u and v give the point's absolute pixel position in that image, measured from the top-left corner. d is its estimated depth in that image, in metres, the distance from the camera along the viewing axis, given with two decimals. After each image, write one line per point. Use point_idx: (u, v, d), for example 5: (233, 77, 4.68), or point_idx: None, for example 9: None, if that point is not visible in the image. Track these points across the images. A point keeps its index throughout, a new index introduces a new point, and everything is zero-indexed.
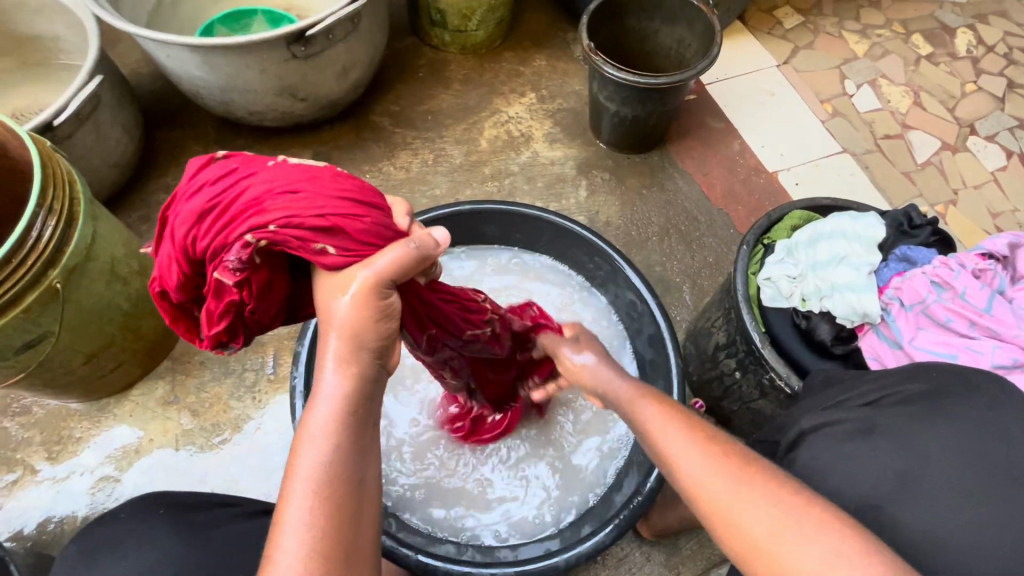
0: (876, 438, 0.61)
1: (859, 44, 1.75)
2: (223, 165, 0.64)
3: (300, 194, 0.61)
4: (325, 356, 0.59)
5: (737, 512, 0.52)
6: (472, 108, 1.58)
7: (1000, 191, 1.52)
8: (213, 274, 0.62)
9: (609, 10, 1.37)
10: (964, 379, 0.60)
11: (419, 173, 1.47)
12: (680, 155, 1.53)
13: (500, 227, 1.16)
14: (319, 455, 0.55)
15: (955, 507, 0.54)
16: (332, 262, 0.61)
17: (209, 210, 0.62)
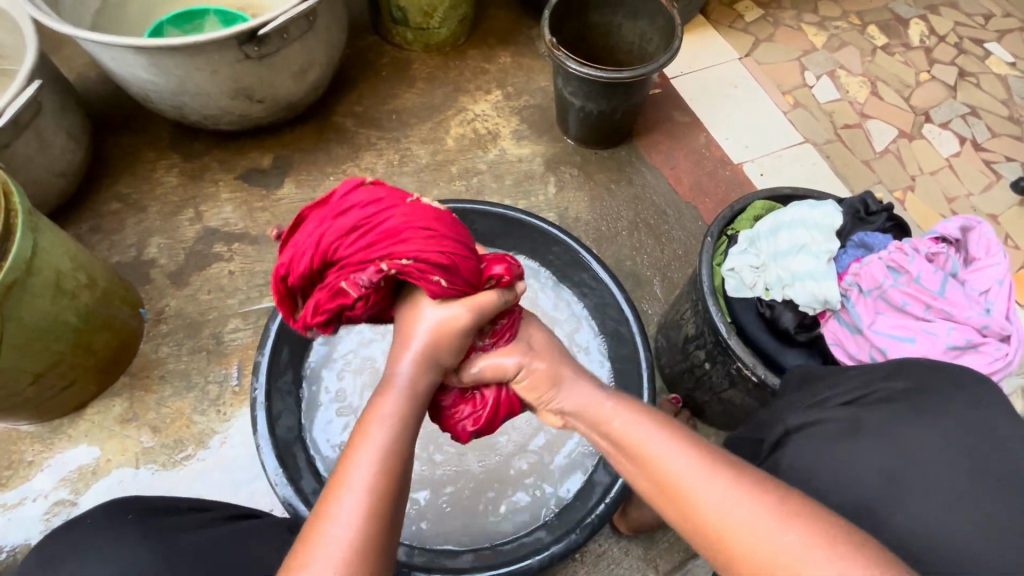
0: (863, 439, 0.60)
1: (818, 37, 1.79)
2: (372, 192, 0.71)
3: (432, 234, 0.69)
4: (402, 353, 0.67)
5: (742, 525, 0.50)
6: (438, 106, 1.56)
7: (955, 176, 1.56)
8: (339, 282, 0.69)
9: (571, 5, 1.36)
10: (945, 375, 0.62)
11: (384, 174, 1.44)
12: (647, 149, 1.54)
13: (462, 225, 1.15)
14: (387, 433, 0.59)
15: (945, 509, 0.54)
16: (439, 292, 0.68)
17: (357, 229, 0.68)
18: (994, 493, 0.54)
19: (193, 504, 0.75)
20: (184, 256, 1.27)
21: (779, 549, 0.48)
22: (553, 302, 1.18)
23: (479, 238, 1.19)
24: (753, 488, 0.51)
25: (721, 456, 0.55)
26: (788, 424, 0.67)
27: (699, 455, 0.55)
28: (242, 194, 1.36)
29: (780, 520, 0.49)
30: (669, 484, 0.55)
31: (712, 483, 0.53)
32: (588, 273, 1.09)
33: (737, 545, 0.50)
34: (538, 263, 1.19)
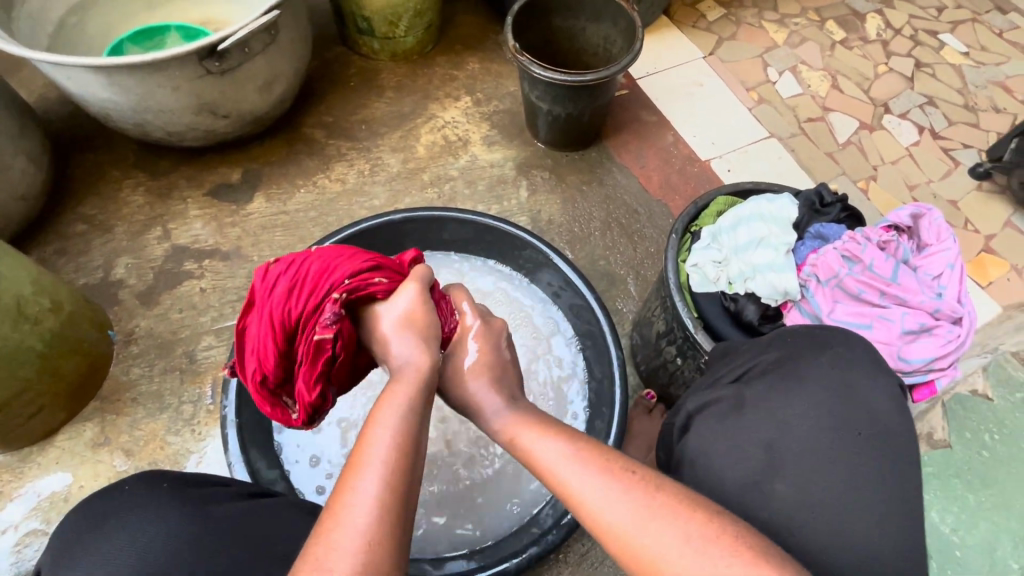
0: (746, 413, 0.64)
1: (778, 33, 1.83)
2: (282, 262, 0.79)
3: (347, 255, 0.78)
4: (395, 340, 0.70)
5: (631, 532, 0.53)
6: (408, 114, 1.57)
7: (915, 165, 1.61)
8: (311, 338, 0.73)
9: (533, 11, 1.38)
10: (812, 342, 0.68)
11: (356, 184, 1.43)
12: (617, 150, 1.56)
13: (434, 232, 1.15)
14: (401, 411, 0.60)
15: (818, 470, 0.60)
16: (385, 289, 0.75)
17: (294, 288, 0.75)
18: (855, 446, 0.60)
19: (216, 478, 0.72)
20: (154, 275, 1.26)
21: (660, 548, 0.52)
22: (526, 305, 1.19)
23: (451, 245, 1.19)
24: (641, 492, 0.55)
25: (611, 461, 0.58)
26: (688, 408, 0.70)
27: (589, 460, 0.59)
28: (211, 211, 1.35)
29: (662, 520, 0.52)
30: (575, 498, 0.57)
31: (601, 491, 0.56)
32: (560, 275, 1.09)
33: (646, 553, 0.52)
34: (511, 266, 1.20)
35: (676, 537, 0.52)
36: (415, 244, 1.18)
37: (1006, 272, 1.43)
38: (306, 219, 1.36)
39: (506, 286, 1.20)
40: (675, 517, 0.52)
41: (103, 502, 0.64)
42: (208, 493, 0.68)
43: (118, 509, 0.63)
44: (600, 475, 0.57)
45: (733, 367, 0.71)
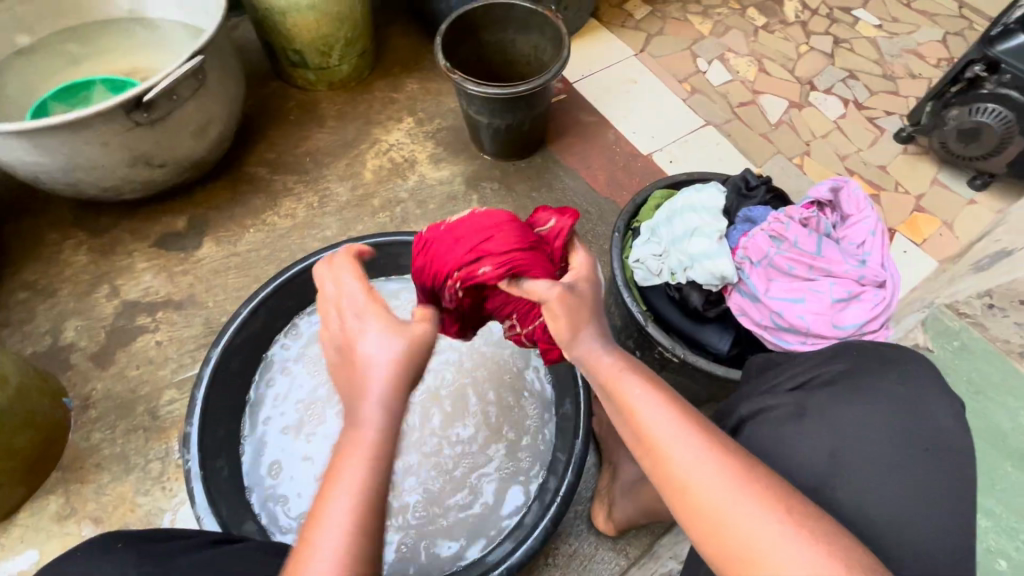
0: (807, 420, 0.64)
1: (703, 25, 1.90)
2: (433, 225, 0.85)
3: (468, 235, 0.78)
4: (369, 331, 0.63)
5: (696, 483, 0.54)
6: (351, 141, 1.57)
7: (845, 136, 1.69)
8: (437, 303, 0.84)
9: (462, 29, 1.40)
10: (881, 356, 0.67)
11: (306, 217, 1.43)
12: (562, 153, 1.59)
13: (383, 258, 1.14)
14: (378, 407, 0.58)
15: (881, 479, 0.59)
16: (490, 277, 0.75)
17: (425, 259, 0.83)
18: (923, 460, 0.60)
19: (175, 531, 0.70)
20: (105, 334, 1.23)
21: (718, 500, 0.53)
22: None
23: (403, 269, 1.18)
24: (712, 451, 0.55)
25: (695, 419, 0.58)
26: (742, 413, 0.70)
27: (675, 416, 0.58)
28: (159, 261, 1.32)
29: (723, 478, 0.53)
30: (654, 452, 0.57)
31: (680, 446, 0.56)
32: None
33: (699, 498, 0.53)
34: None
35: (735, 499, 0.52)
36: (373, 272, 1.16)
37: (937, 228, 1.51)
38: (258, 258, 1.35)
39: None
40: (739, 480, 0.53)
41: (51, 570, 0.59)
42: (172, 548, 0.65)
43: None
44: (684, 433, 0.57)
45: (789, 376, 0.70)
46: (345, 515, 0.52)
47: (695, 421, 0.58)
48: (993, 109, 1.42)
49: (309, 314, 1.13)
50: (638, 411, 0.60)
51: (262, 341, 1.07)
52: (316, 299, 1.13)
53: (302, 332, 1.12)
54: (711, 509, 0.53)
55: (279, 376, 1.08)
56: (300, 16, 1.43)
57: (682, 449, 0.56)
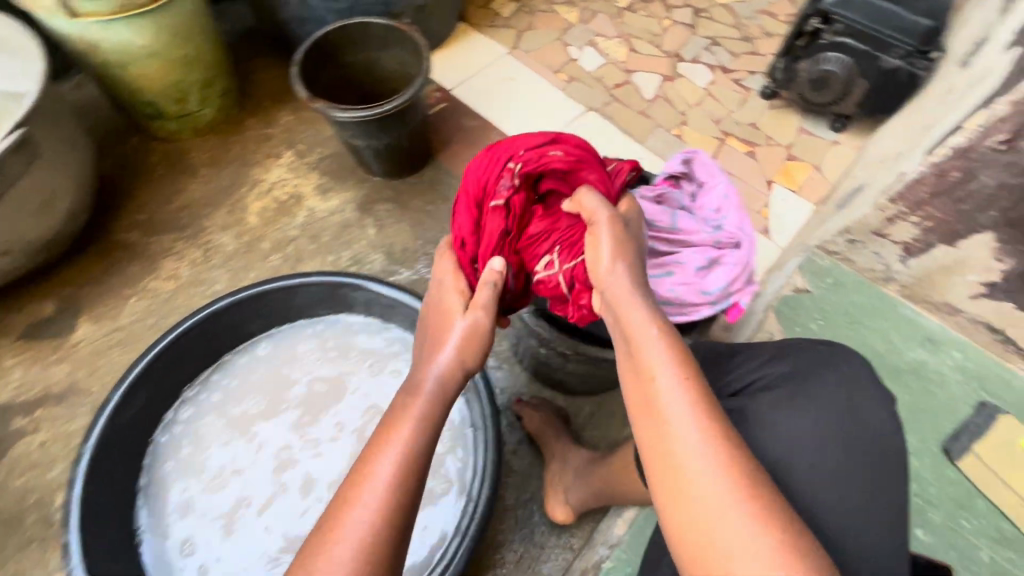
0: (750, 429, 0.64)
1: (570, 13, 1.94)
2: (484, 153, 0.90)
3: (533, 135, 0.86)
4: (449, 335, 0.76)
5: (681, 460, 0.54)
6: (229, 187, 1.49)
7: (716, 101, 1.78)
8: (492, 205, 0.84)
9: (320, 55, 1.36)
10: (821, 357, 0.67)
11: (191, 275, 1.34)
12: (451, 162, 1.58)
13: (267, 309, 1.07)
14: (413, 430, 0.65)
15: (822, 486, 0.60)
16: (557, 159, 0.83)
17: (485, 162, 0.86)
18: (861, 461, 0.61)
19: None
20: None
21: (705, 509, 0.52)
22: (382, 346, 1.09)
23: (296, 314, 1.10)
24: (720, 455, 0.53)
25: (714, 416, 0.56)
26: None
27: (692, 409, 0.56)
28: (29, 354, 1.21)
29: (707, 458, 0.53)
30: (658, 439, 0.56)
31: (679, 421, 0.55)
32: (400, 309, 1.04)
33: (694, 497, 0.52)
34: (366, 314, 1.10)
35: (725, 509, 0.51)
36: (260, 325, 1.09)
37: (809, 173, 1.62)
38: (144, 329, 1.26)
39: (368, 339, 1.10)
40: (735, 488, 0.52)
41: None
42: None
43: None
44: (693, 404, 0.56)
45: (736, 377, 0.70)
46: (364, 523, 0.57)
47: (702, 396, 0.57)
48: (838, 58, 1.54)
49: (199, 384, 1.06)
50: (657, 395, 0.58)
51: (148, 423, 1.00)
52: (203, 366, 1.06)
53: (195, 404, 1.05)
54: (688, 486, 0.53)
55: (175, 456, 1.02)
56: (141, 68, 1.33)
57: (692, 444, 0.54)
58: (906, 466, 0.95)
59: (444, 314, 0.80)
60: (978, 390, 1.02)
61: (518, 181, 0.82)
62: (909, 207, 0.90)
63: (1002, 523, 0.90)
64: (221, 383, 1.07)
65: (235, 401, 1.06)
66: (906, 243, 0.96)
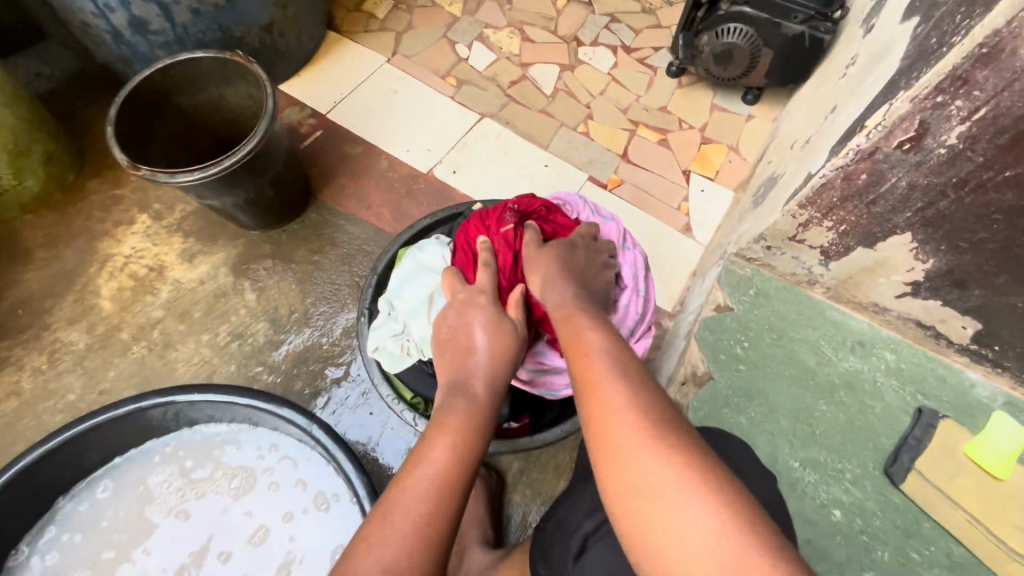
0: None
1: (453, 5, 1.74)
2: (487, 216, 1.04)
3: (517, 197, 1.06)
4: (470, 346, 0.78)
5: (648, 486, 0.49)
6: (75, 269, 1.27)
7: (621, 86, 1.63)
8: (502, 231, 0.91)
9: (146, 104, 1.14)
10: None
11: (38, 387, 1.15)
12: (336, 200, 1.40)
13: (102, 444, 0.90)
14: (444, 443, 0.64)
15: None
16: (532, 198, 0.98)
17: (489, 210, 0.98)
18: None
19: None
20: None
21: (663, 506, 0.47)
22: (252, 455, 0.95)
23: (141, 436, 0.94)
24: (673, 448, 0.50)
25: (663, 412, 0.54)
26: (586, 530, 0.66)
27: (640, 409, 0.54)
28: None
29: (669, 475, 0.48)
30: (612, 439, 0.53)
31: (638, 443, 0.51)
32: (262, 411, 0.91)
33: (652, 493, 0.48)
34: (230, 421, 0.95)
35: (682, 500, 0.47)
36: (99, 458, 0.92)
37: (725, 155, 1.52)
38: None
39: (234, 450, 0.95)
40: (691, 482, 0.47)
41: None
42: None
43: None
44: (651, 421, 0.53)
45: None
46: (399, 527, 0.55)
47: (661, 412, 0.54)
48: (737, 28, 1.42)
49: (30, 546, 0.89)
50: (608, 397, 0.56)
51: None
52: (27, 526, 0.88)
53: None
54: (654, 512, 0.48)
55: None
56: None
57: (642, 441, 0.51)
58: (848, 499, 0.88)
59: (463, 323, 0.81)
60: (914, 396, 0.82)
61: (520, 213, 0.93)
62: (819, 212, 0.66)
63: (956, 547, 0.83)
64: (56, 542, 0.89)
65: (78, 561, 0.88)
66: (822, 246, 0.71)
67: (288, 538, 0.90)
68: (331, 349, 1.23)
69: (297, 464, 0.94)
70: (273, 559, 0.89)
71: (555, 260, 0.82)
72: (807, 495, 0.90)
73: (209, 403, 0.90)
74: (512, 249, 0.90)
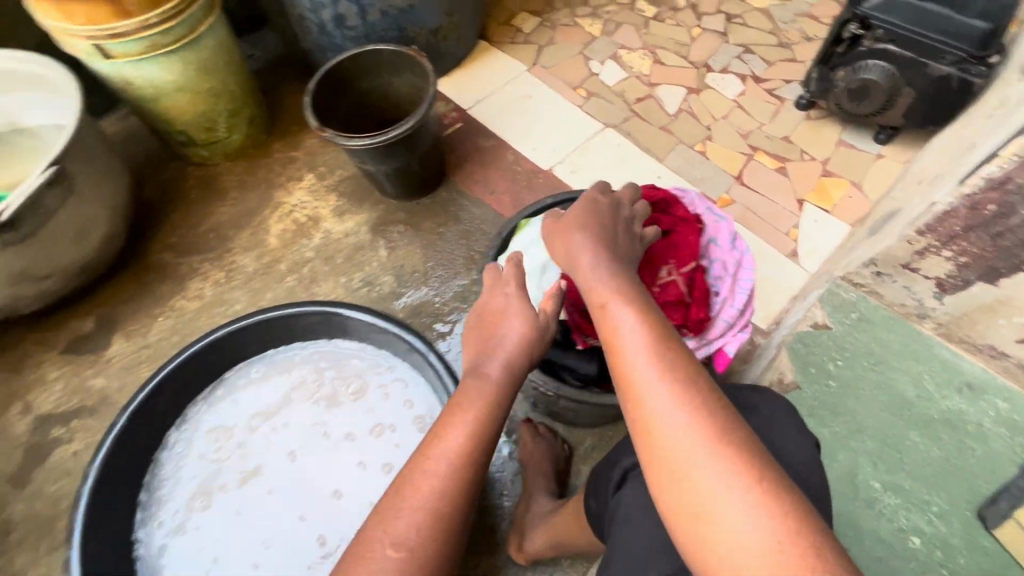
0: None
1: (594, 26, 1.89)
2: None
3: None
4: (500, 330, 0.82)
5: (708, 509, 0.51)
6: (254, 209, 1.56)
7: (745, 113, 1.68)
8: (611, 218, 0.86)
9: (336, 83, 1.40)
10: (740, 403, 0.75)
11: (214, 295, 1.42)
12: (465, 183, 1.58)
13: (262, 336, 1.11)
14: (461, 428, 0.70)
15: None
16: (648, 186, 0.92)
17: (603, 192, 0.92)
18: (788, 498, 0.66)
19: None
20: (23, 452, 1.23)
21: (726, 531, 0.50)
22: (373, 370, 1.13)
23: (293, 337, 1.14)
24: (734, 472, 0.51)
25: (718, 427, 0.54)
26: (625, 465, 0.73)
27: (696, 426, 0.54)
28: (71, 367, 1.32)
29: (732, 500, 0.50)
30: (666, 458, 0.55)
31: (695, 463, 0.53)
32: (387, 335, 1.07)
33: (713, 515, 0.51)
34: (361, 339, 1.13)
35: (746, 527, 0.49)
36: (258, 348, 1.13)
37: (847, 191, 1.51)
38: (169, 346, 1.35)
39: (361, 364, 1.13)
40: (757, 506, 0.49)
41: None
42: None
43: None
44: (696, 437, 0.54)
45: None
46: (415, 506, 0.64)
47: (707, 423, 0.54)
48: (879, 66, 1.41)
49: (203, 402, 1.11)
50: (660, 413, 0.56)
51: (139, 454, 1.03)
52: (203, 388, 1.11)
53: (198, 422, 1.10)
54: (715, 535, 0.50)
55: (174, 473, 1.07)
56: (171, 100, 1.42)
57: (700, 463, 0.53)
58: (929, 530, 0.87)
59: (493, 313, 0.85)
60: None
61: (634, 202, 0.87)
62: (938, 240, 0.62)
63: None
64: (222, 402, 1.12)
65: (233, 425, 1.10)
66: (938, 277, 0.65)
67: (395, 443, 1.06)
68: (441, 307, 1.40)
69: (409, 385, 1.09)
70: (380, 457, 1.06)
71: (576, 225, 0.77)
72: (884, 516, 0.92)
73: (350, 320, 1.08)
74: None
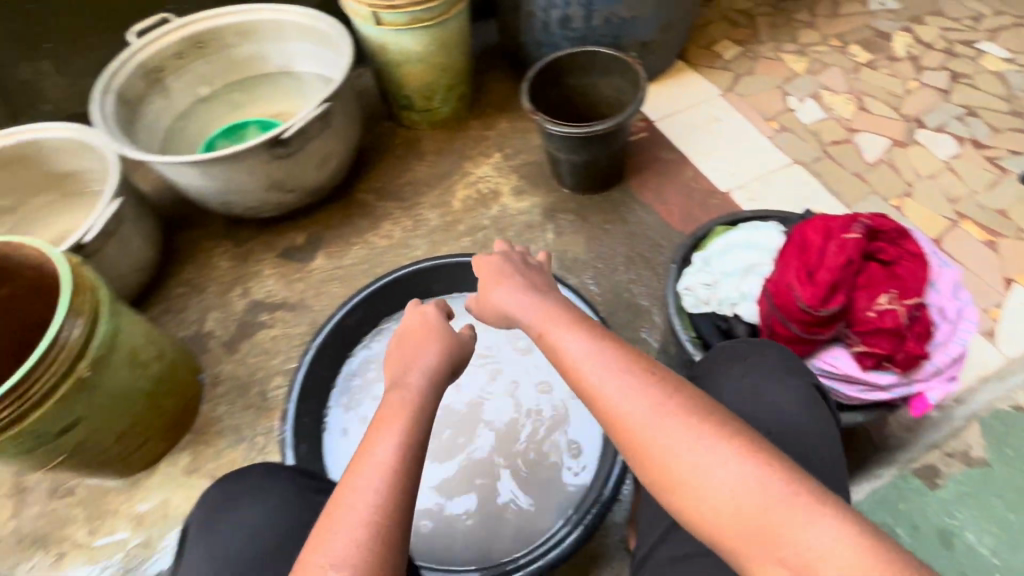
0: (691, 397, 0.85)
1: (798, 63, 1.87)
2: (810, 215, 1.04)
3: None
4: (426, 349, 0.81)
5: (701, 477, 0.58)
6: (445, 174, 1.76)
7: (956, 177, 1.55)
8: (845, 239, 0.91)
9: (551, 75, 1.54)
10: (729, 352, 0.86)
11: (401, 238, 1.63)
12: (639, 189, 1.65)
13: (452, 278, 1.27)
14: (390, 441, 0.66)
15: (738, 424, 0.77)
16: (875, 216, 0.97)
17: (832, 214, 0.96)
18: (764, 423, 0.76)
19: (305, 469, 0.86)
20: (235, 326, 1.50)
21: (716, 490, 0.57)
22: None
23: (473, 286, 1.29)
24: (718, 441, 0.59)
25: (689, 410, 0.62)
26: None
27: (671, 410, 0.62)
28: (282, 269, 1.59)
29: (724, 462, 0.58)
30: (649, 444, 0.62)
31: (682, 444, 0.60)
32: None
33: (706, 480, 0.58)
34: None
35: (739, 481, 0.57)
36: (442, 288, 1.30)
37: None
38: (358, 272, 1.57)
39: None
40: (748, 461, 0.58)
41: (234, 483, 0.81)
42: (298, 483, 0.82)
43: (253, 487, 0.80)
44: (669, 419, 0.62)
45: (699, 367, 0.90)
46: (364, 513, 0.59)
47: (678, 406, 0.63)
48: None
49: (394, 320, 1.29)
50: (633, 406, 0.64)
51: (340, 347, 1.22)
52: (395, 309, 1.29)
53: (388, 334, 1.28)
54: (708, 497, 0.57)
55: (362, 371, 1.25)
56: (409, 68, 1.66)
57: (682, 441, 0.60)
58: None
59: (416, 331, 0.84)
60: None
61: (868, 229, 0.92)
62: None
63: None
64: None
65: None
66: None
67: None
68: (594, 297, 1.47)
69: None
70: None
71: (490, 270, 0.88)
72: None
73: None
74: (852, 258, 0.90)
